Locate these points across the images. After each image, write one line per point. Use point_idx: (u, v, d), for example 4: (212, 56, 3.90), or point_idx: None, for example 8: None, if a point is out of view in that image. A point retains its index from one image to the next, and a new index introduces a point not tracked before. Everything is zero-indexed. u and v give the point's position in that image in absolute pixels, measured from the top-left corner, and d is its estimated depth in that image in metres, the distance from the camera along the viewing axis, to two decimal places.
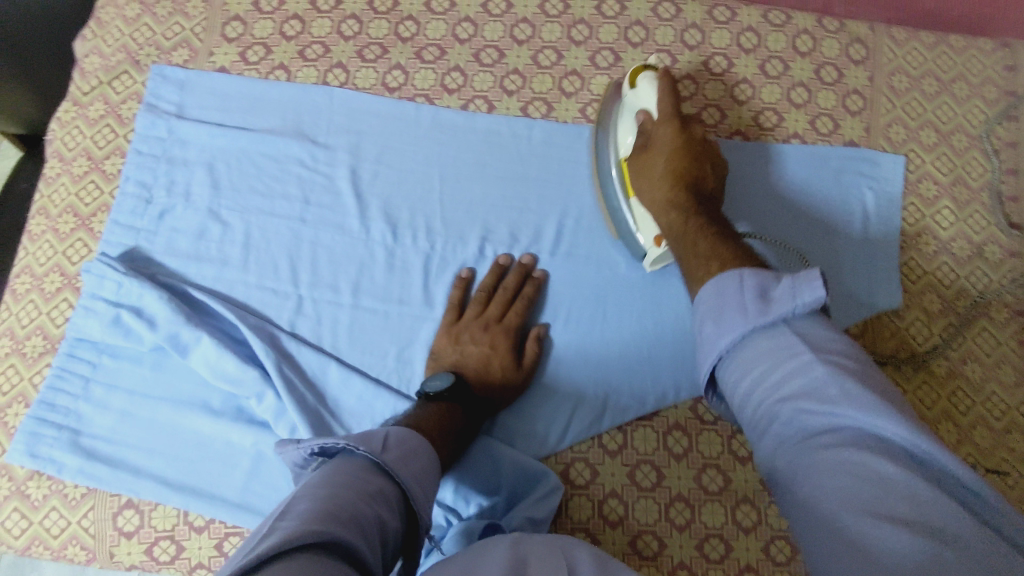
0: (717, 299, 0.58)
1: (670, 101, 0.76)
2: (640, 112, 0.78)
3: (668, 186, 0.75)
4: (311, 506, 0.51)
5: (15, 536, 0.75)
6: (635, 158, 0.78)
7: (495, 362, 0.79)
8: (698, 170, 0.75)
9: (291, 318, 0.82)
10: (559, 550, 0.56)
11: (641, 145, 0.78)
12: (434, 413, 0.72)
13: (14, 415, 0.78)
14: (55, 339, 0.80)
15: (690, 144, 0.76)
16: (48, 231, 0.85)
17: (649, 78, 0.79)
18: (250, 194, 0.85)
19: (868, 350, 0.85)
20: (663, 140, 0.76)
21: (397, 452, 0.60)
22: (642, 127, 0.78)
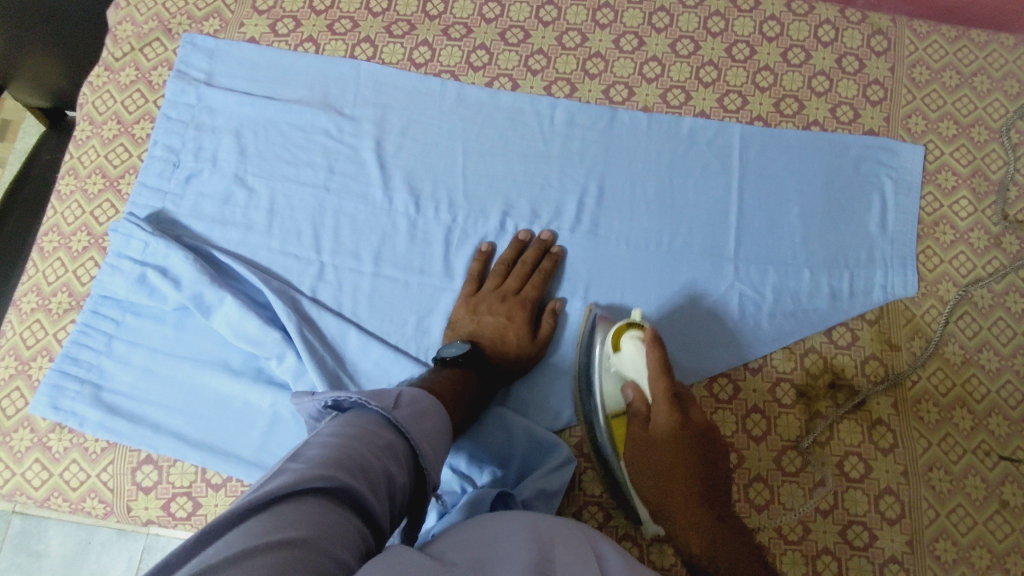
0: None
1: (664, 385, 0.70)
2: (629, 382, 0.73)
3: (679, 488, 0.68)
4: (323, 451, 0.51)
5: (35, 487, 0.76)
6: (635, 445, 0.71)
7: (511, 331, 0.80)
8: (706, 458, 0.69)
9: (313, 284, 0.83)
10: (575, 531, 0.56)
11: (639, 434, 0.71)
12: (445, 376, 0.73)
13: (38, 368, 0.79)
14: (80, 297, 0.82)
15: (692, 430, 0.70)
16: (76, 192, 0.86)
17: (635, 342, 0.73)
18: (276, 162, 0.86)
19: (884, 336, 0.85)
20: (663, 433, 0.70)
21: (409, 410, 0.60)
22: (634, 403, 0.72)
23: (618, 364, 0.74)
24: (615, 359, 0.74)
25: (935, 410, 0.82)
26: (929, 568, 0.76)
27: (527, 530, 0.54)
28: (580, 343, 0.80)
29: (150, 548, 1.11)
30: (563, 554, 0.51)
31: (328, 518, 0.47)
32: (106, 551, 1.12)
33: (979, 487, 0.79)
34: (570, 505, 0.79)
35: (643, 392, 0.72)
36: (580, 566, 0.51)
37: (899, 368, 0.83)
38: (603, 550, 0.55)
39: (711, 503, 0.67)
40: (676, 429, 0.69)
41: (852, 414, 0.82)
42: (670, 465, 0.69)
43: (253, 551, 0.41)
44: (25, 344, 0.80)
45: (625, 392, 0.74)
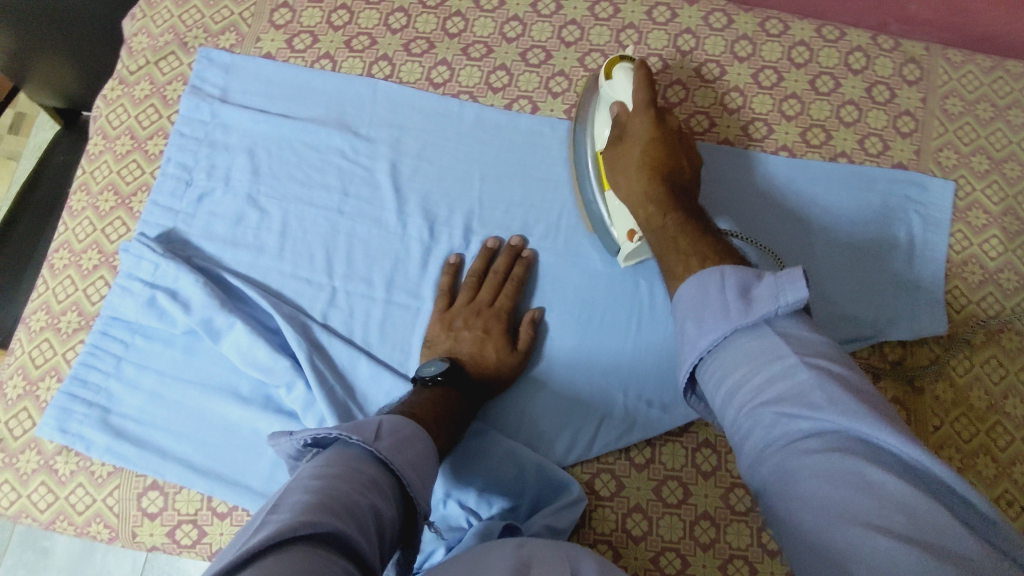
0: (699, 296, 0.58)
1: (647, 90, 0.73)
2: (615, 104, 0.76)
3: (644, 179, 0.72)
4: (305, 498, 0.49)
5: (41, 510, 0.75)
6: (609, 152, 0.76)
7: (489, 342, 0.78)
8: (675, 160, 0.73)
9: (324, 309, 0.81)
10: (565, 556, 0.55)
11: (614, 140, 0.76)
12: (425, 395, 0.71)
13: (46, 389, 0.78)
14: (90, 316, 0.81)
15: (666, 135, 0.73)
16: (87, 208, 0.85)
17: (625, 70, 0.75)
18: (290, 182, 0.85)
19: (906, 378, 0.83)
20: (636, 131, 0.74)
21: (391, 439, 0.58)
22: (616, 119, 0.76)
23: (608, 92, 0.77)
24: (608, 87, 0.77)
25: (958, 457, 0.80)
26: None
27: (504, 561, 0.52)
28: (583, 99, 0.84)
29: (154, 554, 1.11)
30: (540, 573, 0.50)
31: (325, 564, 0.44)
32: (111, 555, 1.12)
33: None
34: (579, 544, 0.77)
35: (629, 109, 0.75)
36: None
37: (921, 410, 0.81)
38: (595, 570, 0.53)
39: (673, 191, 0.71)
40: (652, 124, 0.73)
41: None
42: (642, 160, 0.73)
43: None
44: (34, 363, 0.79)
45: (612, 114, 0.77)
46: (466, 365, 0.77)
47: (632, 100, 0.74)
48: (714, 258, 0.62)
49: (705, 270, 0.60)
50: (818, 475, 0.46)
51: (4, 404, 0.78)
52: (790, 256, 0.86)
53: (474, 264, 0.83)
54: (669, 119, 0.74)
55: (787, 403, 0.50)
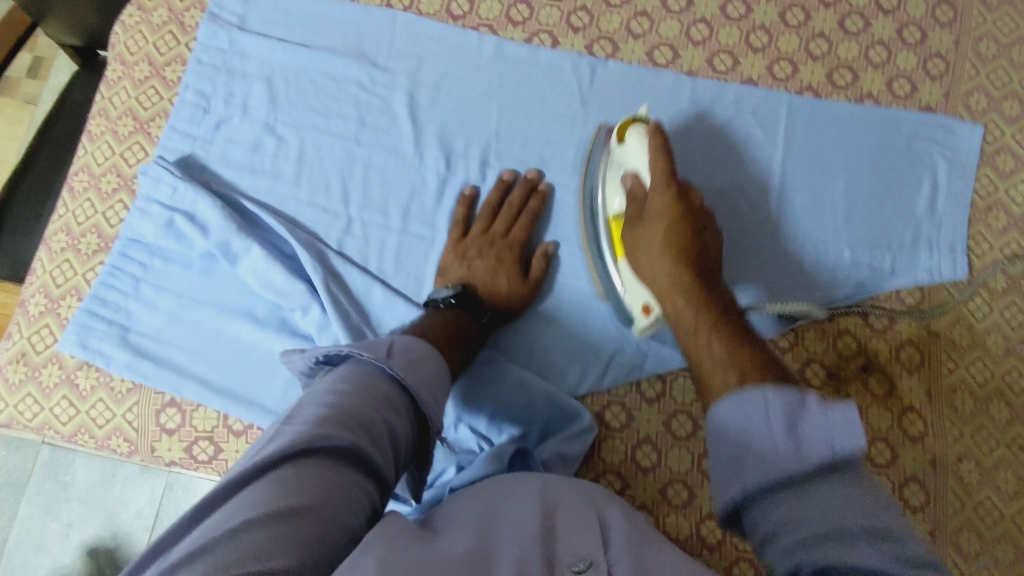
0: (743, 418, 0.44)
1: (663, 163, 0.69)
2: (629, 174, 0.73)
3: (668, 263, 0.65)
4: (319, 410, 0.49)
5: (63, 423, 0.77)
6: (628, 229, 0.71)
7: (502, 271, 0.78)
8: (701, 241, 0.66)
9: (339, 238, 0.82)
10: (591, 502, 0.56)
11: (634, 218, 0.70)
12: (436, 318, 0.71)
13: (68, 308, 0.80)
14: (109, 239, 0.82)
15: (687, 214, 0.67)
16: (106, 132, 0.85)
17: (638, 134, 0.73)
18: (307, 111, 0.85)
19: (922, 322, 0.82)
20: (657, 210, 0.68)
21: (404, 358, 0.57)
22: (631, 193, 0.72)
23: (621, 158, 0.75)
24: (620, 150, 0.75)
25: (970, 401, 0.79)
26: (950, 559, 0.75)
27: (532, 502, 0.54)
28: (590, 156, 0.82)
29: (172, 485, 1.15)
30: (565, 523, 0.51)
31: (332, 482, 0.46)
32: (129, 485, 1.15)
33: (1010, 481, 0.77)
34: (586, 474, 0.78)
35: (644, 182, 0.71)
36: (582, 537, 0.49)
37: (935, 355, 0.81)
38: (619, 519, 0.54)
39: (700, 278, 0.63)
40: (672, 201, 0.67)
41: (884, 399, 0.79)
42: (664, 242, 0.66)
43: (257, 521, 0.41)
44: (54, 283, 0.81)
45: (626, 185, 0.73)
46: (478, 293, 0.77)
47: (647, 170, 0.71)
48: (756, 373, 0.49)
49: (743, 386, 0.46)
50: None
51: (27, 320, 0.80)
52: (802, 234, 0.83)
53: (490, 196, 0.83)
54: (691, 196, 0.69)
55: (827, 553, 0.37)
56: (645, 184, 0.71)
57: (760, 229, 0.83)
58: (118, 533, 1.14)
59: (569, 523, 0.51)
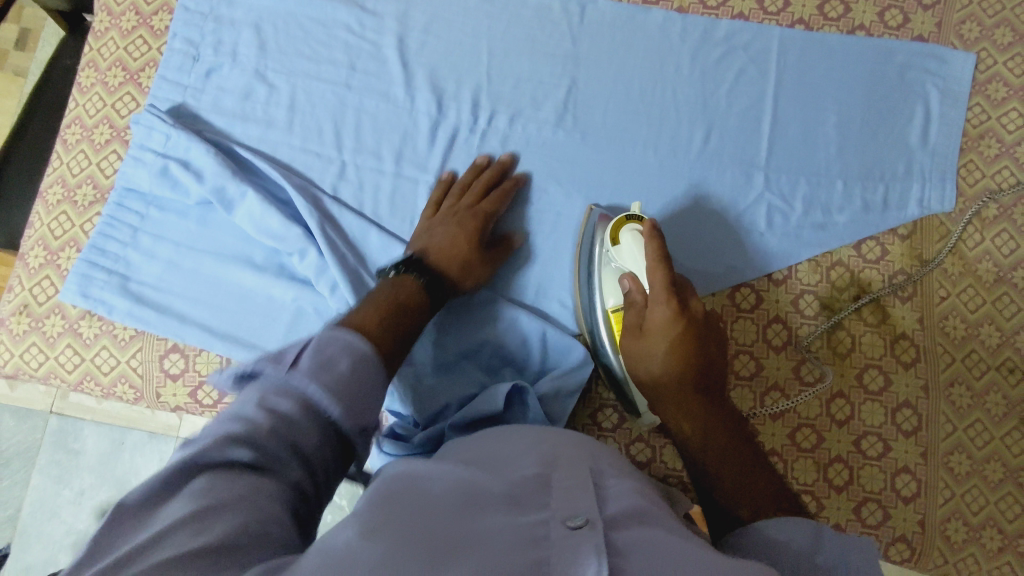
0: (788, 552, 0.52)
1: (662, 276, 0.67)
2: (626, 276, 0.71)
3: (679, 388, 0.66)
4: (221, 425, 0.44)
5: (69, 371, 0.78)
6: (628, 340, 0.69)
7: (464, 237, 0.74)
8: (706, 354, 0.67)
9: (334, 183, 0.82)
10: (589, 458, 0.52)
11: (636, 329, 0.69)
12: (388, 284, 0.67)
13: (67, 259, 0.81)
14: (105, 190, 0.82)
15: (691, 327, 0.67)
16: (97, 84, 0.85)
17: (634, 237, 0.71)
18: (297, 58, 0.84)
19: (914, 252, 0.82)
20: (658, 326, 0.67)
21: (309, 361, 0.48)
22: (630, 296, 0.71)
23: (615, 256, 0.73)
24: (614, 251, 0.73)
25: (962, 327, 0.80)
26: (941, 479, 0.76)
27: (528, 461, 0.50)
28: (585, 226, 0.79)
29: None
30: (560, 480, 0.47)
31: (238, 489, 0.40)
32: (138, 452, 1.17)
33: (1000, 403, 0.78)
34: (585, 408, 0.79)
35: (642, 286, 0.70)
36: (580, 490, 0.46)
37: (927, 283, 0.81)
38: (623, 484, 0.49)
39: (707, 399, 0.66)
40: (675, 320, 0.66)
41: (876, 327, 0.80)
42: (670, 362, 0.66)
43: (175, 525, 0.37)
44: (53, 236, 0.81)
45: (623, 286, 0.71)
46: (435, 254, 0.73)
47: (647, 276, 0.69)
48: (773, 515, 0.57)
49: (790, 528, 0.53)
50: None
51: (28, 273, 0.81)
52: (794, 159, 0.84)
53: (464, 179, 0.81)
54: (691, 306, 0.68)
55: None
56: (644, 288, 0.70)
57: (751, 163, 0.84)
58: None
59: (566, 480, 0.47)
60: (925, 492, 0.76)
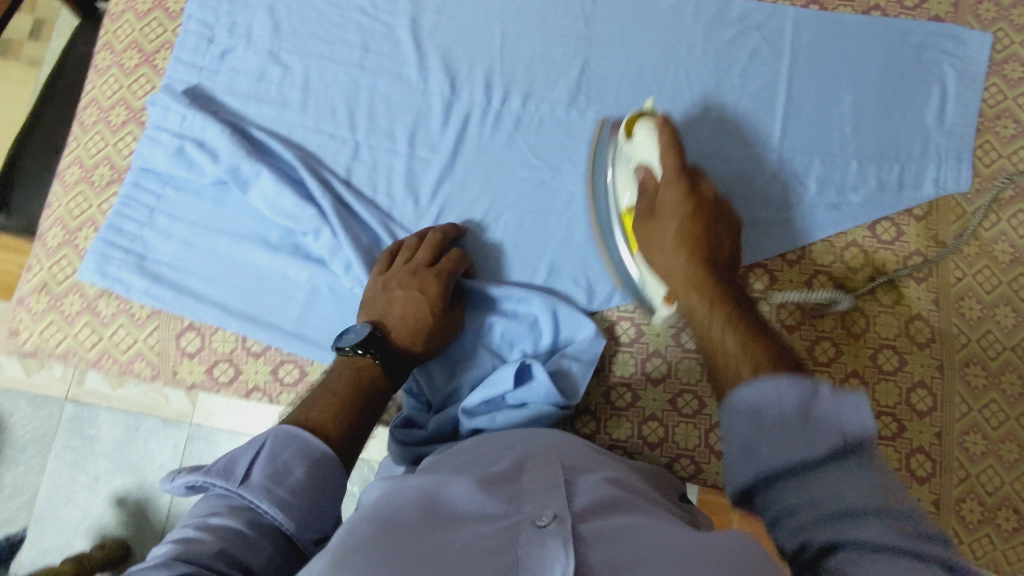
0: (754, 415, 0.42)
1: (673, 156, 0.66)
2: (640, 167, 0.71)
3: (682, 255, 0.61)
4: (170, 546, 0.44)
5: (87, 349, 0.79)
6: (640, 225, 0.68)
7: (423, 303, 0.72)
8: (715, 236, 0.63)
9: (348, 163, 0.82)
10: (557, 458, 0.54)
11: (645, 211, 0.67)
12: (346, 371, 0.65)
13: (85, 239, 0.82)
14: (121, 170, 0.83)
15: (700, 205, 0.64)
16: (113, 66, 0.86)
17: (647, 128, 0.71)
18: (310, 39, 0.85)
19: (930, 232, 0.82)
20: (668, 205, 0.65)
21: (261, 472, 0.50)
22: (643, 186, 0.69)
23: (631, 153, 0.73)
24: (630, 146, 0.73)
25: (978, 307, 0.80)
26: (956, 460, 0.76)
27: (494, 472, 0.52)
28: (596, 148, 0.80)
29: (193, 437, 1.16)
30: (526, 481, 0.50)
31: None
32: (152, 439, 1.18)
33: (1016, 383, 0.78)
34: (594, 387, 0.78)
35: (655, 174, 0.69)
36: (547, 493, 0.47)
37: (943, 264, 0.81)
38: (593, 483, 0.50)
39: (711, 271, 0.60)
40: (684, 197, 0.65)
41: (891, 307, 0.80)
42: (677, 237, 0.63)
43: None
44: (71, 215, 0.82)
45: (637, 177, 0.71)
46: (397, 326, 0.71)
47: (659, 162, 0.68)
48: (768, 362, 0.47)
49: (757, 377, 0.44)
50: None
51: (46, 252, 0.82)
52: (809, 139, 0.83)
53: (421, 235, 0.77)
54: (703, 188, 0.66)
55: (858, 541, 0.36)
56: (656, 176, 0.69)
57: (765, 143, 0.83)
58: (144, 484, 1.17)
59: (533, 484, 0.49)
60: (940, 472, 0.76)
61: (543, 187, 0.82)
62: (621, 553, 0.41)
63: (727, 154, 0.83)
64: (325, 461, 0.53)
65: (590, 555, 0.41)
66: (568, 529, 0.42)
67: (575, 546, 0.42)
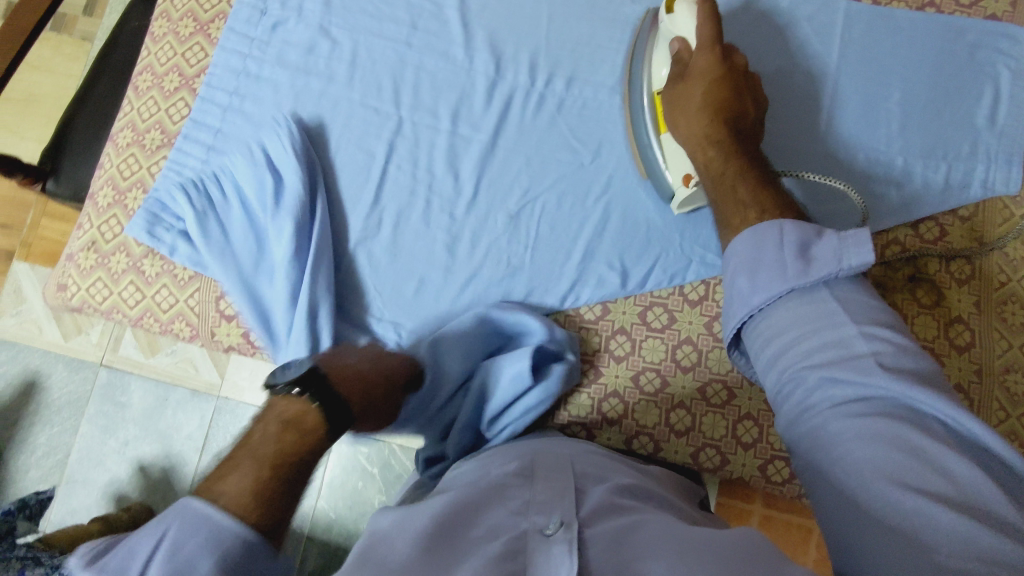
0: (755, 253, 0.53)
1: (711, 25, 0.68)
2: (675, 39, 0.72)
3: (707, 117, 0.67)
4: None
5: (131, 306, 0.81)
6: (669, 90, 0.71)
7: (374, 370, 0.65)
8: (740, 103, 0.68)
9: (391, 138, 0.84)
10: (569, 465, 0.54)
11: (675, 78, 0.70)
12: (273, 425, 0.56)
13: (133, 200, 0.84)
14: (172, 135, 0.86)
15: (730, 72, 0.68)
16: (168, 34, 0.89)
17: (686, 2, 0.70)
18: (360, 15, 0.87)
19: (975, 233, 0.80)
20: (700, 69, 0.68)
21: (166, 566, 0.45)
22: (676, 57, 0.71)
23: (669, 27, 0.73)
24: (666, 20, 0.73)
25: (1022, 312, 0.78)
26: None
27: (509, 472, 0.53)
28: (636, 42, 0.80)
29: (221, 409, 1.19)
30: (541, 483, 0.50)
31: None
32: (181, 409, 1.20)
33: None
34: (620, 371, 0.78)
35: (690, 45, 0.70)
36: (557, 499, 0.47)
37: (988, 267, 0.79)
38: (604, 489, 0.50)
39: (733, 134, 0.66)
40: (715, 60, 0.68)
41: (931, 309, 0.78)
42: (705, 103, 0.67)
43: None
44: (122, 176, 0.85)
45: (670, 50, 0.72)
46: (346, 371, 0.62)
47: (694, 34, 0.70)
48: (774, 210, 0.58)
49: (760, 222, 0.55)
50: (868, 442, 0.42)
51: (97, 211, 0.84)
52: (854, 135, 0.82)
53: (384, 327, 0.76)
54: (735, 58, 0.69)
55: (843, 367, 0.45)
56: (691, 47, 0.70)
57: (808, 137, 0.82)
58: (170, 452, 1.19)
59: (547, 487, 0.49)
60: None
61: (581, 170, 0.82)
62: (625, 555, 0.41)
63: (768, 146, 0.82)
64: (240, 550, 0.47)
65: (592, 559, 0.42)
66: (574, 534, 0.43)
67: (580, 550, 0.42)
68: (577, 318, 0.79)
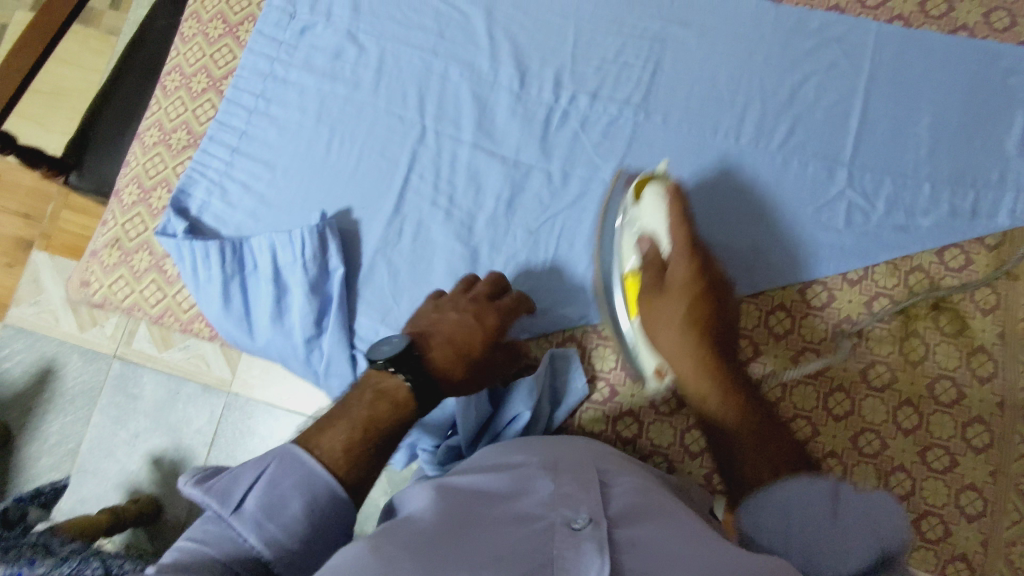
0: (787, 506, 0.52)
1: (686, 231, 0.67)
2: (646, 235, 0.70)
3: (692, 338, 0.64)
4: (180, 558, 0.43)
5: (151, 305, 0.82)
6: (646, 296, 0.68)
7: (468, 336, 0.62)
8: (721, 314, 0.66)
9: (414, 147, 0.84)
10: (592, 463, 0.54)
11: (650, 285, 0.68)
12: (368, 394, 0.54)
13: (158, 199, 0.85)
14: (198, 136, 0.87)
15: (710, 285, 0.66)
16: (198, 35, 0.90)
17: (654, 194, 0.70)
18: (388, 22, 0.87)
19: (1003, 263, 0.79)
20: (677, 284, 0.66)
21: (285, 484, 0.47)
22: (647, 257, 0.69)
23: (637, 217, 0.72)
24: (635, 208, 0.73)
25: None
26: (1012, 501, 0.73)
27: (533, 464, 0.52)
28: (608, 198, 0.79)
29: (231, 406, 1.19)
30: (564, 478, 0.50)
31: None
32: (191, 403, 1.21)
33: None
34: (635, 390, 0.77)
35: (662, 247, 0.69)
36: (584, 494, 0.47)
37: (1014, 297, 0.78)
38: (626, 490, 0.50)
39: (721, 363, 0.63)
40: (693, 271, 0.66)
41: (953, 338, 0.77)
42: (688, 318, 0.65)
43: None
44: (147, 175, 0.86)
45: (641, 246, 0.71)
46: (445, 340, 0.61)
47: (666, 236, 0.69)
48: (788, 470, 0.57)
49: (793, 483, 0.53)
50: None
51: (121, 209, 0.85)
52: (879, 158, 0.82)
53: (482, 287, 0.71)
54: (712, 267, 0.68)
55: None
56: (663, 249, 0.69)
57: (834, 158, 0.82)
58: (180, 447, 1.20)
59: (572, 482, 0.49)
60: (992, 511, 0.73)
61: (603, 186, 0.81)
62: (657, 557, 0.41)
63: (793, 167, 0.82)
64: (330, 501, 0.47)
65: (625, 555, 0.41)
66: (604, 532, 0.42)
67: (610, 547, 0.41)
68: (594, 334, 0.79)
